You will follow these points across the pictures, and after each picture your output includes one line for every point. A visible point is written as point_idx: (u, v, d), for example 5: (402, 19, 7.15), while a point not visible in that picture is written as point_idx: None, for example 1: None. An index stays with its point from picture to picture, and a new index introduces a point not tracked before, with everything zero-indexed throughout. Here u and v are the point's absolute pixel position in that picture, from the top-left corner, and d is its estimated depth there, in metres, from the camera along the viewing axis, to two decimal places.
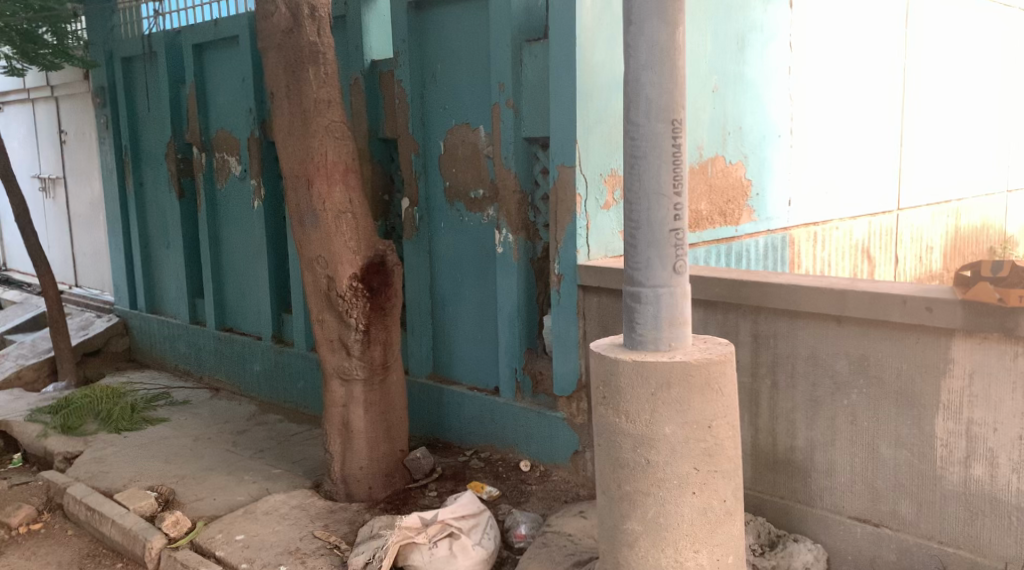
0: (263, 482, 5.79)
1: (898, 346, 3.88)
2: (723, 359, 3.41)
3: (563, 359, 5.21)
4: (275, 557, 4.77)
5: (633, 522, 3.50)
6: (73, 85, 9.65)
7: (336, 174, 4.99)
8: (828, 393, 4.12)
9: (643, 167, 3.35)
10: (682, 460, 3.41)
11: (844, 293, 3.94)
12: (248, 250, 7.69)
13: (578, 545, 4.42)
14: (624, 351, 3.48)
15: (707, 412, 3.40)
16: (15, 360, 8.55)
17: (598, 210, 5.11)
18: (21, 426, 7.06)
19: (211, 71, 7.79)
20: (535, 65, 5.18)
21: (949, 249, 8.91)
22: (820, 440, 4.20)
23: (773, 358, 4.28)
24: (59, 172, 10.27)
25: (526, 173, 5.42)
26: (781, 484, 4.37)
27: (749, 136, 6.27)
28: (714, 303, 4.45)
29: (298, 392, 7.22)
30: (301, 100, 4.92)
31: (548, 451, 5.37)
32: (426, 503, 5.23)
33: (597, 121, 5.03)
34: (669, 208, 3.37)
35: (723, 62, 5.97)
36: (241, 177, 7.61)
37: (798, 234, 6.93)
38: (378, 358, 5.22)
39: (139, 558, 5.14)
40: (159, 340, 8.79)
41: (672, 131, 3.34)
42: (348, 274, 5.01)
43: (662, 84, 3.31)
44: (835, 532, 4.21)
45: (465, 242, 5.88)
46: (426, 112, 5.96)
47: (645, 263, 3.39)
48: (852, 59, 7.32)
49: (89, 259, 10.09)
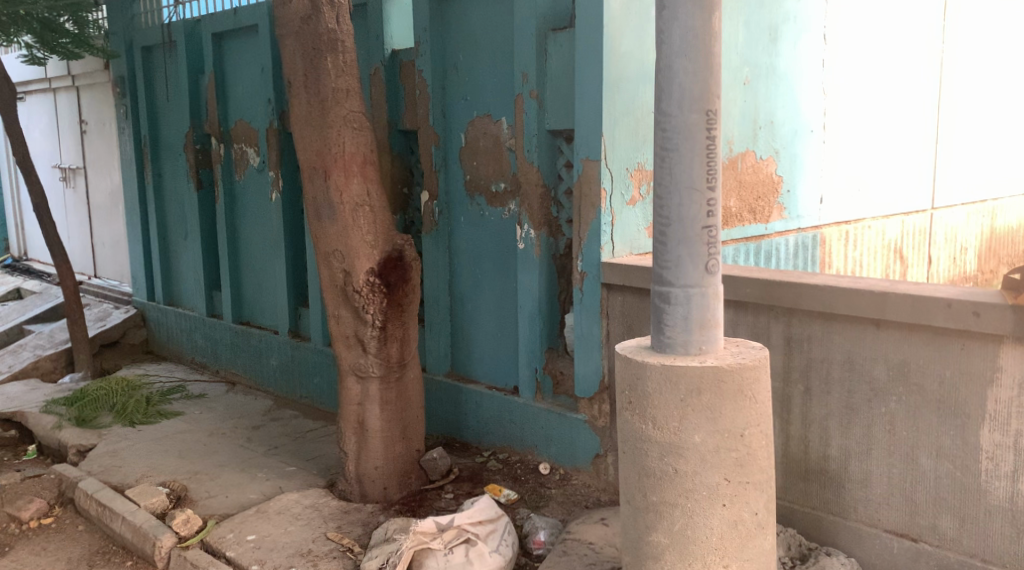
0: (277, 480, 5.66)
1: (940, 353, 3.68)
2: (757, 365, 3.23)
3: (585, 360, 5.04)
4: (286, 559, 4.63)
5: (659, 534, 3.33)
6: (94, 74, 9.58)
7: (353, 165, 4.83)
8: (865, 400, 3.93)
9: (674, 160, 3.17)
10: (712, 470, 3.23)
11: (884, 296, 3.75)
12: (266, 243, 7.57)
13: (600, 554, 4.25)
14: (651, 354, 3.31)
15: (739, 420, 3.21)
16: (33, 351, 8.47)
17: (624, 206, 4.94)
18: (35, 418, 6.97)
19: (231, 61, 7.67)
20: (561, 55, 5.00)
21: (984, 250, 8.65)
22: (855, 449, 4.00)
23: (807, 363, 4.09)
24: (79, 162, 10.20)
25: (549, 166, 5.24)
26: (814, 494, 4.18)
27: (781, 130, 6.06)
28: (744, 303, 4.26)
29: (314, 387, 7.09)
30: (319, 90, 4.77)
31: (569, 454, 5.21)
32: (442, 506, 5.08)
33: (623, 113, 4.85)
34: (702, 204, 3.18)
35: (754, 54, 5.76)
36: (259, 169, 7.48)
37: (830, 233, 6.73)
38: (395, 355, 5.07)
39: (148, 556, 5.02)
40: (176, 333, 8.69)
41: (706, 122, 3.15)
42: (365, 269, 4.86)
43: (696, 72, 3.13)
44: (870, 545, 4.02)
45: (486, 236, 5.72)
46: (448, 103, 5.80)
47: (675, 262, 3.21)
48: (888, 53, 7.09)
49: (108, 250, 10.03)
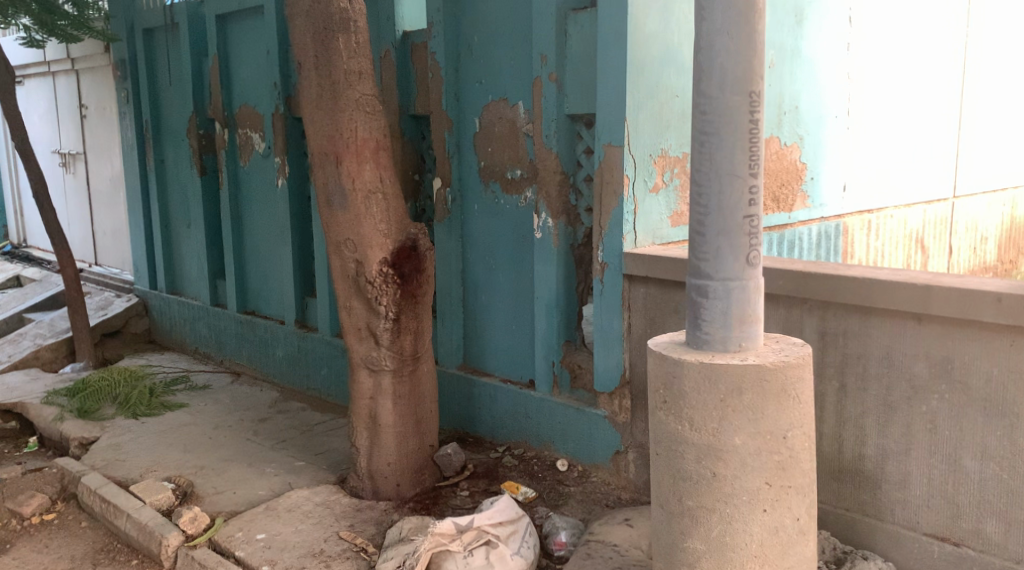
0: (285, 476, 5.50)
1: (988, 349, 3.51)
2: (801, 363, 3.07)
3: (605, 354, 4.87)
4: (297, 559, 4.47)
5: (695, 540, 3.17)
6: (94, 57, 9.36)
7: (365, 151, 4.63)
8: (904, 398, 3.76)
9: (714, 145, 2.99)
10: (754, 474, 3.07)
11: (928, 289, 3.58)
12: (272, 229, 7.38)
13: (626, 557, 4.09)
14: (687, 351, 3.14)
15: (782, 422, 3.06)
16: (33, 340, 8.29)
17: (647, 193, 4.75)
18: (36, 409, 6.79)
19: (235, 43, 7.46)
20: (582, 36, 4.81)
21: (1004, 240, 8.48)
22: (893, 449, 3.84)
23: (842, 359, 3.92)
24: (78, 147, 10.00)
25: (568, 152, 5.05)
26: (847, 495, 4.02)
27: (806, 116, 5.87)
28: (776, 296, 4.08)
29: (322, 379, 6.93)
30: (330, 72, 4.57)
31: (587, 450, 5.04)
32: (458, 504, 4.92)
33: (647, 97, 4.66)
34: (744, 191, 3.00)
35: (780, 36, 5.58)
36: (264, 154, 7.29)
37: (852, 222, 6.55)
38: (408, 348, 4.89)
39: (154, 555, 4.85)
40: (179, 322, 8.52)
41: (749, 104, 2.97)
42: (379, 258, 4.68)
43: (739, 51, 2.94)
44: (908, 549, 3.86)
45: (500, 225, 5.53)
46: (461, 87, 5.61)
47: (714, 254, 3.04)
48: (912, 36, 6.89)
49: (109, 237, 9.83)
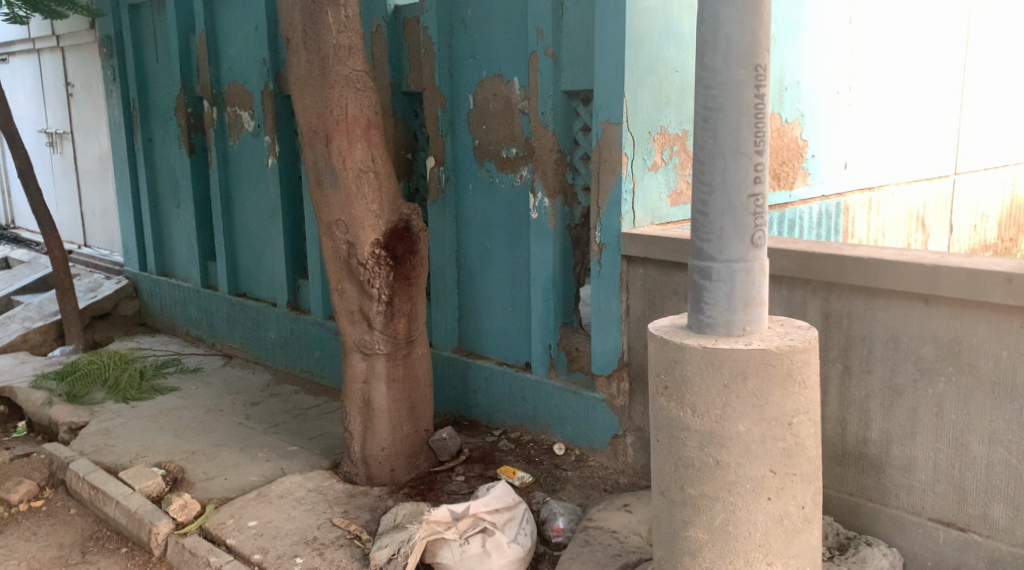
0: (278, 461, 5.40)
1: (997, 331, 3.42)
2: (807, 346, 2.97)
3: (604, 337, 4.77)
4: (290, 547, 4.38)
5: (697, 529, 3.09)
6: (79, 34, 9.15)
7: (357, 129, 4.50)
8: (909, 382, 3.67)
9: (719, 120, 2.88)
10: (758, 461, 2.98)
11: (935, 269, 3.48)
12: (263, 210, 7.25)
13: (625, 544, 4.01)
14: (690, 335, 3.03)
15: (787, 408, 2.97)
16: (21, 323, 8.16)
17: (645, 172, 4.63)
18: (24, 393, 6.67)
19: (223, 19, 7.29)
20: (580, 9, 4.67)
21: (1004, 219, 8.39)
22: (898, 433, 3.75)
23: (846, 341, 3.82)
24: (66, 126, 9.83)
25: (565, 130, 4.93)
26: (850, 480, 3.94)
27: (806, 93, 5.74)
28: (780, 277, 3.98)
29: (315, 361, 6.82)
30: (319, 47, 4.43)
31: (585, 434, 4.96)
32: (453, 489, 4.84)
33: (646, 73, 4.53)
34: (748, 169, 2.88)
35: (781, 10, 5.45)
36: (254, 133, 7.15)
37: (853, 200, 6.44)
38: (402, 331, 4.77)
39: (144, 544, 4.76)
40: (170, 304, 8.40)
41: (755, 78, 2.85)
42: (371, 240, 4.56)
43: (745, 22, 2.82)
44: (913, 535, 3.79)
45: (495, 206, 5.41)
46: (455, 62, 5.46)
47: (718, 234, 2.93)
48: (916, 9, 6.76)
49: (98, 218, 9.68)
